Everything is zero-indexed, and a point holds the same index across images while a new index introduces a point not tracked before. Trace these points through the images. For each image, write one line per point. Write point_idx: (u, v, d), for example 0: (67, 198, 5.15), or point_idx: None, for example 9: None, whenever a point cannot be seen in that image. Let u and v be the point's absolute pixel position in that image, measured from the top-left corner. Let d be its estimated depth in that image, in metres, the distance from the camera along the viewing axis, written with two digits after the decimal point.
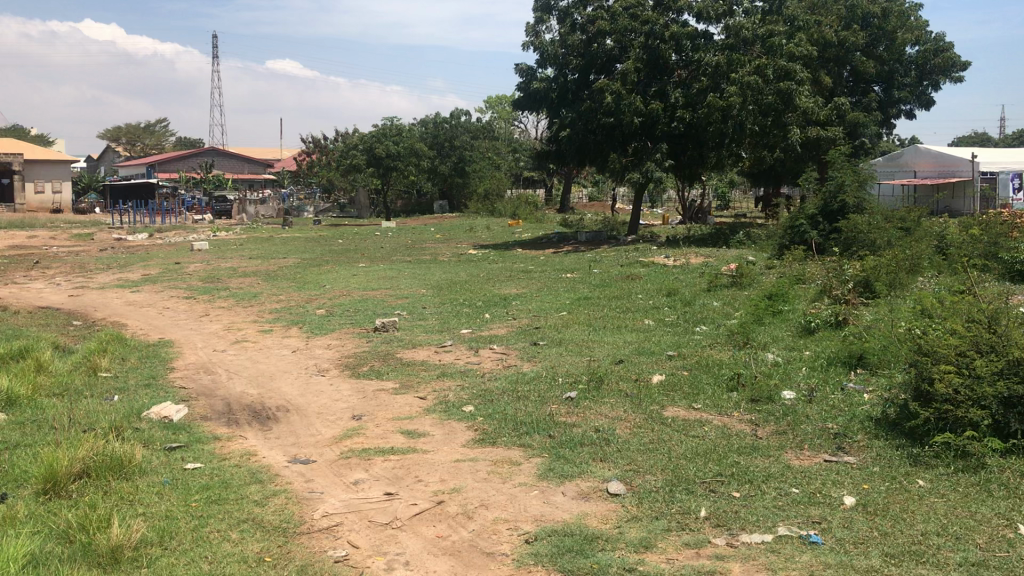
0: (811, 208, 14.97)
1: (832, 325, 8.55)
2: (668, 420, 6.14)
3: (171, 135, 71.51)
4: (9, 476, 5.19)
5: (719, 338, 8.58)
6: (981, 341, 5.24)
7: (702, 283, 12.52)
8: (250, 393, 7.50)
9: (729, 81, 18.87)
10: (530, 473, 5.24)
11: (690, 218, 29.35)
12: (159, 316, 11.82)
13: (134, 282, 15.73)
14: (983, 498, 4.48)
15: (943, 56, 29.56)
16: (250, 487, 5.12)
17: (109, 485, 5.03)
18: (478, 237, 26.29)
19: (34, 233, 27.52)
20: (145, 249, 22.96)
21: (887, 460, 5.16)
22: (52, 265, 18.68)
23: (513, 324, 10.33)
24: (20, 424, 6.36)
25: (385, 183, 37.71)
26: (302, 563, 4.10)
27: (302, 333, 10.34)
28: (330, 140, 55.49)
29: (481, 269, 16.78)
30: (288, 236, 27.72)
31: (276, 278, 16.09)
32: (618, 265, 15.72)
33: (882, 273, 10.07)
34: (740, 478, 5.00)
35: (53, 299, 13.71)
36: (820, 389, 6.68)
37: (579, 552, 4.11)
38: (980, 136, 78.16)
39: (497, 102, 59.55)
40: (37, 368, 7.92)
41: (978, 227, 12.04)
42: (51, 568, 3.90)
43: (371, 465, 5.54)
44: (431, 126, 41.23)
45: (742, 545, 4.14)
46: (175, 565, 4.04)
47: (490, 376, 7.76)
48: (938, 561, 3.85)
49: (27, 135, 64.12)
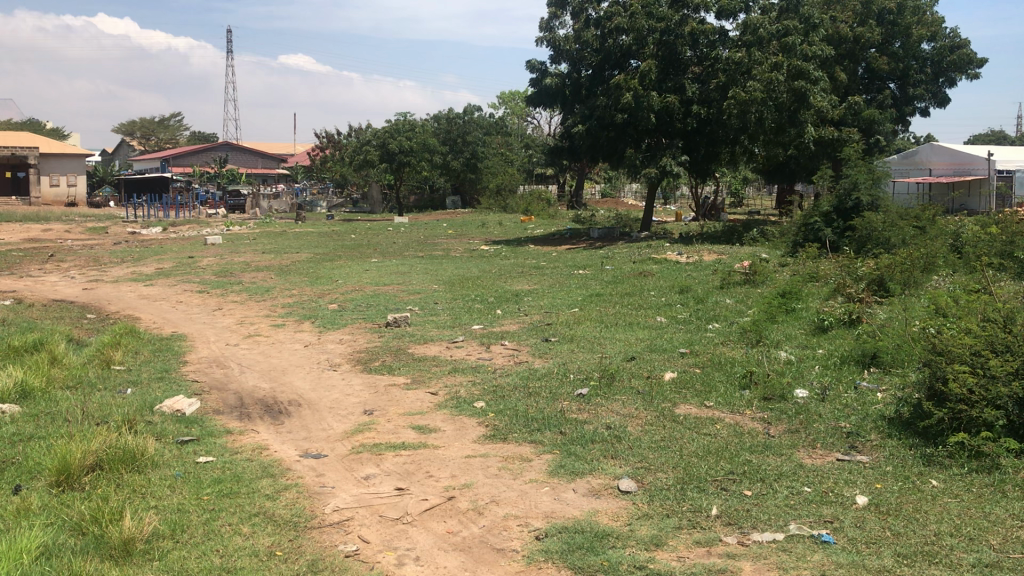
0: (825, 205, 14.86)
1: (845, 323, 8.48)
2: (680, 419, 6.10)
3: (186, 130, 72.33)
4: (23, 468, 5.24)
5: (731, 336, 8.51)
6: (996, 341, 5.17)
7: (715, 280, 12.41)
8: (262, 387, 7.54)
9: (748, 78, 18.58)
10: (541, 470, 5.23)
11: (704, 215, 29.36)
12: (173, 309, 11.94)
13: (148, 275, 15.94)
14: (997, 499, 4.42)
15: (960, 53, 29.20)
16: (262, 480, 5.15)
17: (122, 477, 5.07)
18: (489, 232, 26.33)
19: (50, 227, 27.81)
20: (159, 242, 23.24)
21: (901, 460, 5.11)
22: (67, 258, 18.94)
23: (525, 321, 10.30)
24: (34, 416, 6.44)
25: (398, 178, 37.70)
26: (312, 557, 4.11)
27: (314, 328, 10.38)
28: (342, 135, 55.48)
29: (493, 265, 16.73)
30: (301, 231, 28.04)
31: (289, 272, 16.25)
32: (630, 261, 15.75)
33: (896, 271, 9.97)
34: (751, 476, 4.97)
35: (68, 291, 13.91)
36: (832, 387, 6.62)
37: (590, 549, 4.10)
38: (1000, 133, 77.78)
39: (509, 97, 58.88)
40: (50, 362, 7.97)
41: (996, 228, 11.91)
42: (63, 560, 3.94)
43: (382, 460, 5.55)
44: (443, 121, 40.95)
45: (753, 544, 4.10)
46: (186, 557, 4.08)
47: (502, 372, 7.75)
48: (951, 561, 3.81)
49: (43, 128, 65.10)
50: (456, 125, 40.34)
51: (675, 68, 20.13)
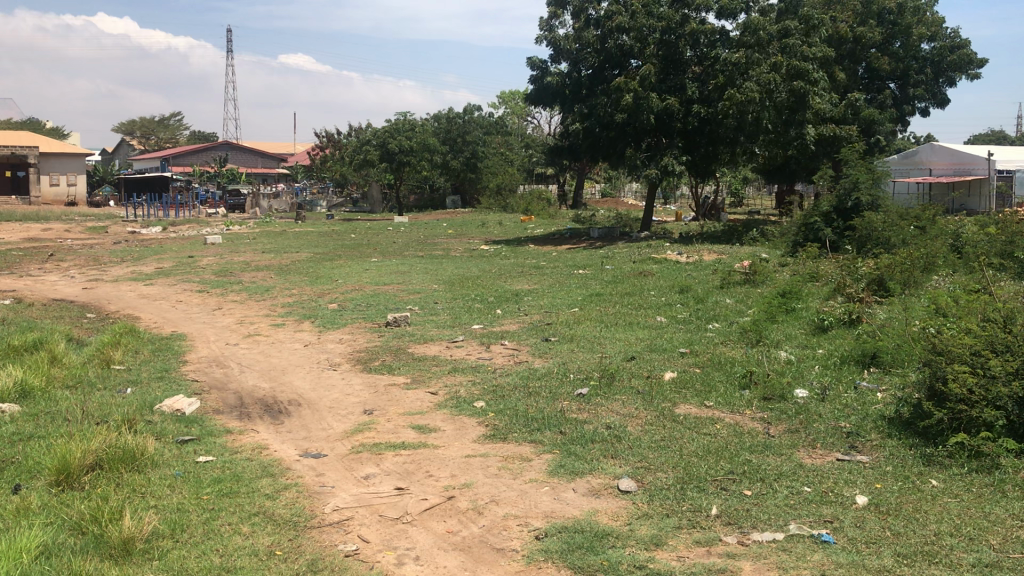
0: (825, 205, 14.85)
1: (845, 323, 8.48)
2: (680, 419, 6.09)
3: (186, 130, 72.38)
4: (23, 468, 5.24)
5: (731, 336, 8.50)
6: (996, 341, 5.17)
7: (715, 280, 12.40)
8: (262, 387, 7.54)
9: (747, 78, 18.58)
10: (541, 470, 5.23)
11: (704, 214, 29.34)
12: (173, 309, 11.93)
13: (148, 274, 15.93)
14: (997, 499, 4.42)
15: (960, 53, 29.23)
16: (261, 480, 5.15)
17: (121, 477, 5.07)
18: (489, 232, 26.30)
19: (49, 226, 27.75)
20: (158, 241, 23.24)
21: (901, 460, 5.11)
22: (66, 258, 18.91)
23: (525, 320, 10.29)
24: (34, 415, 6.43)
25: (398, 177, 37.70)
26: (312, 556, 4.11)
27: (313, 327, 10.37)
28: (342, 134, 55.45)
29: (494, 265, 16.71)
30: (301, 230, 28.07)
31: (289, 272, 16.25)
32: (630, 261, 15.72)
33: (897, 271, 9.95)
34: (751, 476, 4.97)
35: (68, 291, 13.89)
36: (833, 387, 6.62)
37: (590, 548, 4.10)
38: (999, 133, 77.87)
39: (509, 97, 58.85)
40: (50, 361, 7.96)
41: (996, 228, 11.91)
42: (63, 560, 3.94)
43: (382, 460, 5.54)
44: (443, 120, 41.02)
45: (753, 543, 4.10)
46: (186, 557, 4.07)
47: (501, 372, 7.74)
48: (951, 561, 3.81)
49: (43, 128, 65.10)
50: (456, 124, 40.31)
51: (675, 68, 20.13)
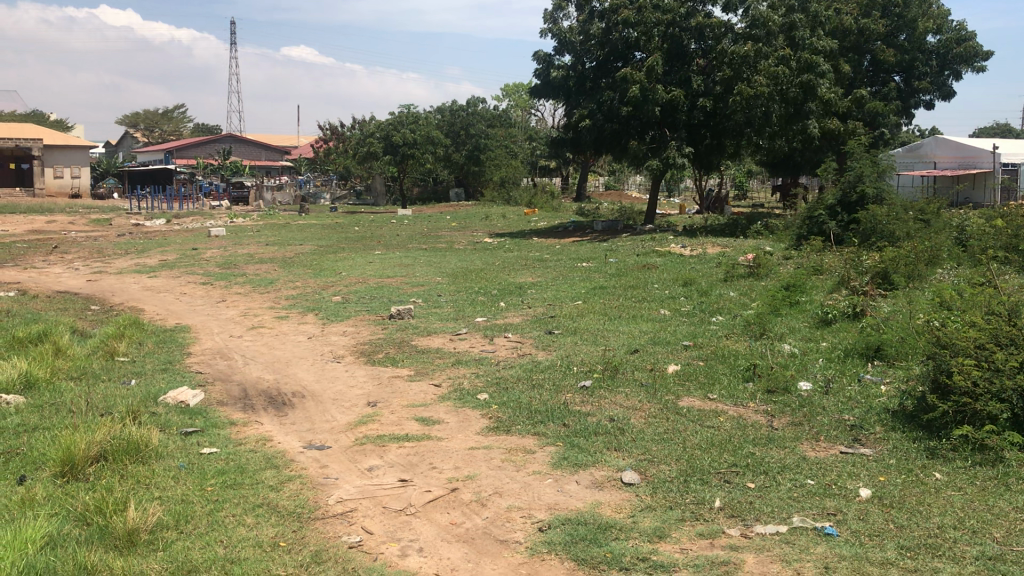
0: (830, 198, 14.76)
1: (849, 316, 8.45)
2: (684, 411, 6.10)
3: (189, 122, 72.37)
4: (27, 459, 5.26)
5: (734, 329, 8.49)
6: (1000, 334, 5.15)
7: (719, 273, 12.36)
8: (265, 379, 7.56)
9: (755, 71, 18.59)
10: (545, 462, 5.24)
11: (708, 208, 29.16)
12: (176, 301, 11.93)
13: (151, 267, 15.87)
14: (1001, 493, 4.41)
15: (966, 45, 28.95)
16: (266, 471, 5.16)
17: (126, 469, 5.08)
18: (493, 225, 26.13)
19: (54, 219, 27.64)
20: (162, 234, 23.16)
21: (904, 452, 5.11)
22: (70, 250, 18.85)
23: (528, 313, 10.33)
24: (39, 406, 6.45)
25: (402, 171, 38.15)
26: (316, 547, 4.12)
27: (318, 319, 10.43)
28: (346, 126, 55.45)
29: (496, 257, 16.67)
30: (304, 223, 27.96)
31: (293, 264, 16.24)
32: (635, 254, 15.71)
33: (901, 264, 9.96)
34: (754, 469, 4.96)
35: (72, 283, 13.87)
36: (836, 379, 6.62)
37: (593, 541, 4.10)
38: (1002, 126, 77.64)
39: (514, 90, 59.02)
40: (55, 353, 7.99)
41: (1001, 220, 11.85)
42: (66, 550, 3.96)
43: (386, 452, 5.56)
44: (449, 113, 41.32)
45: (756, 536, 4.11)
46: (189, 548, 4.09)
47: (505, 364, 7.76)
48: (955, 554, 3.80)
49: (46, 121, 64.99)
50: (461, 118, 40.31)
51: (680, 60, 20.01)
